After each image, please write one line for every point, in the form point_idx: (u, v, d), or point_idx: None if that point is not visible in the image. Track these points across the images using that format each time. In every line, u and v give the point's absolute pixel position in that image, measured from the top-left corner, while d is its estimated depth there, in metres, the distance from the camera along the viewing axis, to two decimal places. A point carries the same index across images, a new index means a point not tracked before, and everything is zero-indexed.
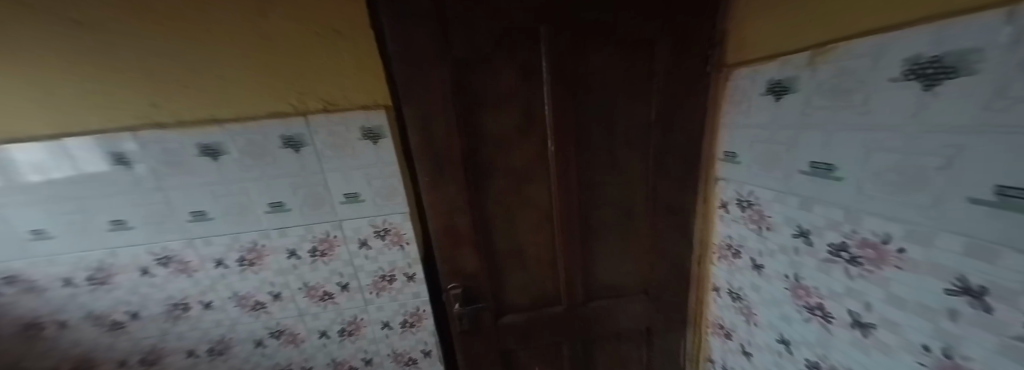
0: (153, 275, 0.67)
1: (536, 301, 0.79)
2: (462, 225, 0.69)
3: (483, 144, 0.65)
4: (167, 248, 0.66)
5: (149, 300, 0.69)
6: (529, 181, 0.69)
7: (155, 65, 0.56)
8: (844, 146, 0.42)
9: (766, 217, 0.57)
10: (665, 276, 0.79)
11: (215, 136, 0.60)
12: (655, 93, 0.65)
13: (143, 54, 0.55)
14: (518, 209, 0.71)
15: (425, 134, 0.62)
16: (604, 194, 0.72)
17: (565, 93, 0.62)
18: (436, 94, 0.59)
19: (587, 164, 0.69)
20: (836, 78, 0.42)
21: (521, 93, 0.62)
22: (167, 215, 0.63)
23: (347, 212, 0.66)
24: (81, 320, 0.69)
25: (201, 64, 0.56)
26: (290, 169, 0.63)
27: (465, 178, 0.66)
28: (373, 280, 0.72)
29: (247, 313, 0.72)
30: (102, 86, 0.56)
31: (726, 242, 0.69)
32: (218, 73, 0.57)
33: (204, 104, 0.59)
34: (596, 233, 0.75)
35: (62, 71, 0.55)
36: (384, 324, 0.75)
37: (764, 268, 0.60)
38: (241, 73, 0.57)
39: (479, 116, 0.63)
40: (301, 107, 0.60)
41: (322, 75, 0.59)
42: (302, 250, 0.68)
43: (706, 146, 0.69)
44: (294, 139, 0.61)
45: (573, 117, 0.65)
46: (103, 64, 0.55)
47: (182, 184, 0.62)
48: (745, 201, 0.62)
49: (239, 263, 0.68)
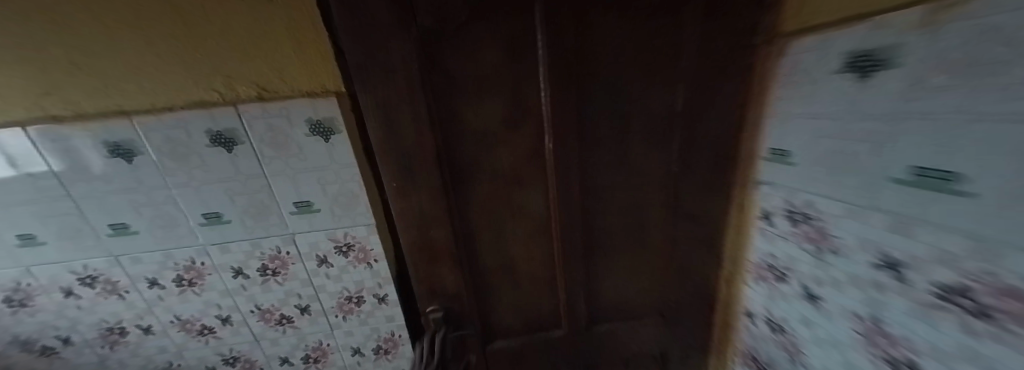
0: (78, 297, 0.57)
1: (531, 324, 0.67)
2: (439, 240, 0.56)
3: (463, 142, 0.52)
4: (90, 267, 0.55)
5: (79, 324, 0.59)
6: (523, 187, 0.56)
7: (36, 42, 0.43)
8: (962, 144, 0.26)
9: (830, 237, 0.43)
10: (681, 295, 0.67)
11: (126, 132, 0.48)
12: (683, 74, 0.50)
13: (17, 24, 0.42)
14: (508, 219, 0.58)
15: (388, 130, 0.48)
16: (615, 202, 0.59)
17: (564, 76, 0.48)
18: (396, 76, 0.45)
19: (594, 166, 0.55)
20: (936, 55, 0.27)
21: (508, 76, 0.48)
22: (82, 228, 0.52)
23: (299, 224, 0.55)
24: (4, 347, 0.60)
25: (93, 37, 0.43)
26: (223, 172, 0.51)
27: (442, 184, 0.53)
28: (337, 302, 0.61)
29: (193, 339, 0.62)
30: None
31: (767, 263, 0.56)
32: (118, 49, 0.44)
33: (110, 92, 0.46)
34: (604, 247, 0.62)
35: None
36: (354, 350, 0.65)
37: (825, 301, 0.47)
38: (151, 50, 0.45)
39: (456, 106, 0.50)
40: (229, 94, 0.47)
41: (252, 53, 0.46)
42: (250, 268, 0.57)
43: (743, 142, 0.54)
44: (224, 135, 0.48)
45: (576, 108, 0.50)
46: None
47: (94, 192, 0.51)
48: (799, 214, 0.48)
49: (176, 284, 0.57)
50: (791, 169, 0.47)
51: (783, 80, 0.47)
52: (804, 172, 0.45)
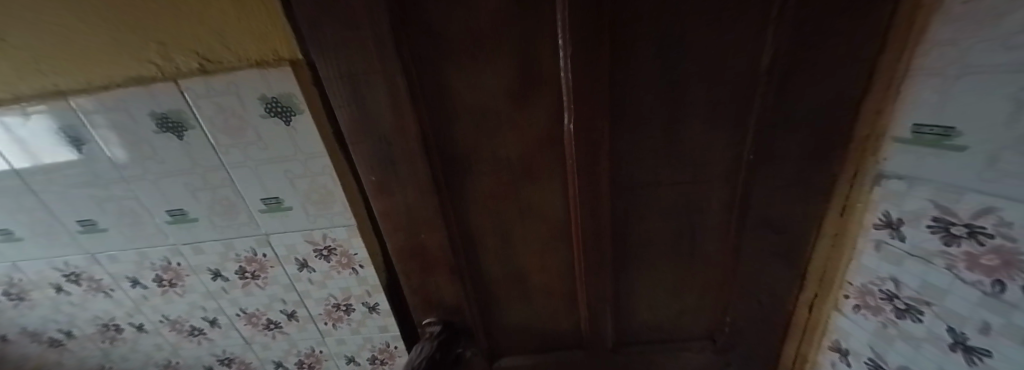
0: (69, 294, 0.55)
1: (545, 335, 0.58)
2: (433, 244, 0.47)
3: (454, 128, 0.39)
4: (71, 264, 0.52)
5: (76, 319, 0.58)
6: (534, 184, 0.43)
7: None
8: None
9: (1018, 267, 0.26)
10: (749, 319, 0.53)
11: (67, 116, 0.41)
12: (811, 17, 0.29)
13: None
14: (516, 220, 0.46)
15: (357, 114, 0.36)
16: (657, 202, 0.45)
17: (600, 32, 0.30)
18: (344, 40, 0.31)
19: (631, 158, 0.41)
20: None
21: (511, 34, 0.32)
22: (52, 224, 0.48)
23: (271, 224, 0.47)
24: (18, 336, 0.61)
25: None
26: (179, 163, 0.43)
27: (432, 181, 0.42)
28: (325, 310, 0.54)
29: (186, 339, 0.58)
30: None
31: (881, 289, 0.40)
32: (10, 11, 0.34)
33: (31, 68, 0.38)
34: (639, 256, 0.50)
35: None
36: (348, 358, 0.59)
37: (991, 358, 0.30)
38: (39, 10, 0.34)
39: (441, 81, 0.35)
40: (168, 68, 0.38)
41: (175, 9, 0.34)
42: (227, 270, 0.51)
43: (862, 117, 0.36)
44: (171, 118, 0.40)
45: (613, 79, 0.34)
46: None
47: (54, 186, 0.45)
48: (964, 228, 0.30)
49: (157, 284, 0.52)
50: (947, 158, 0.30)
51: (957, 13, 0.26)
52: (972, 163, 0.28)
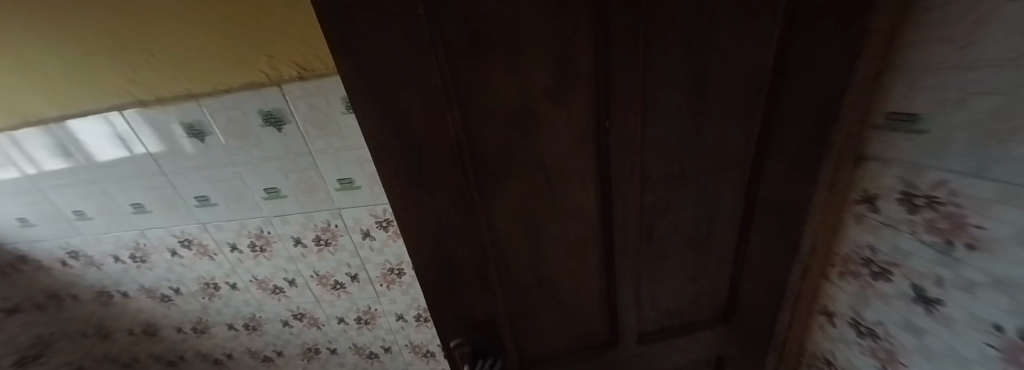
0: (181, 256, 0.68)
1: (573, 329, 0.62)
2: (462, 251, 0.47)
3: (491, 134, 0.37)
4: (185, 232, 0.65)
5: (183, 278, 0.71)
6: (567, 184, 0.44)
7: (102, 34, 0.46)
8: None
9: (968, 228, 0.32)
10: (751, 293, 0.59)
11: (195, 113, 0.52)
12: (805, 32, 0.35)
13: (83, 15, 0.45)
14: (545, 224, 0.47)
15: (395, 125, 0.34)
16: (677, 189, 0.47)
17: (639, 37, 0.32)
18: (384, 46, 0.28)
19: (656, 152, 0.43)
20: None
21: (557, 37, 0.31)
22: (175, 199, 0.61)
23: (344, 200, 0.58)
24: (136, 292, 0.75)
25: (148, 24, 0.45)
26: (278, 150, 0.54)
27: (468, 186, 0.41)
28: (381, 273, 0.65)
29: (269, 296, 0.71)
30: (63, 64, 0.50)
31: (861, 256, 0.46)
32: (170, 35, 0.46)
33: (176, 76, 0.50)
34: (658, 244, 0.53)
35: (28, 47, 0.48)
36: (397, 316, 0.70)
37: (944, 305, 0.37)
38: (192, 35, 0.46)
39: (482, 86, 0.33)
40: (275, 75, 0.49)
41: (286, 30, 0.45)
42: (306, 238, 0.63)
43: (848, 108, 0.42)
44: (274, 114, 0.51)
45: (648, 81, 0.36)
46: (57, 35, 0.47)
47: (180, 169, 0.58)
48: (924, 199, 0.36)
49: (251, 248, 0.65)
50: (917, 140, 0.36)
51: (924, 20, 0.31)
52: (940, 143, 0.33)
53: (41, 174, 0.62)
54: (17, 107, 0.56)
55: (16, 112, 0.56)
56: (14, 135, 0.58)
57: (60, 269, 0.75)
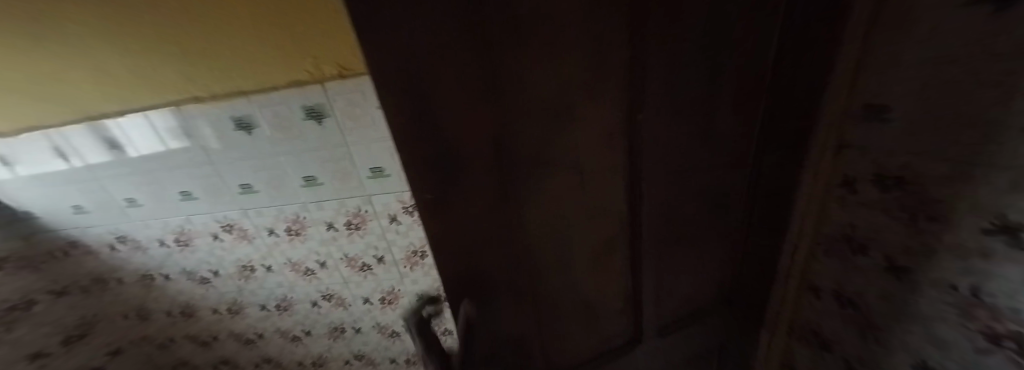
0: (222, 241, 0.75)
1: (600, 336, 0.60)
2: (492, 277, 0.43)
3: (527, 141, 0.30)
4: (227, 217, 0.71)
5: (223, 261, 0.78)
6: (599, 192, 0.39)
7: (156, 41, 0.51)
8: None
9: (930, 203, 0.37)
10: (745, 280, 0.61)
11: (245, 108, 0.59)
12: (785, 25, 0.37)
13: (145, 27, 0.50)
14: (579, 239, 0.44)
15: (427, 139, 0.26)
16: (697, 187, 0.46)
17: (691, 28, 0.29)
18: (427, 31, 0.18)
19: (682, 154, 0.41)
20: None
21: (621, 21, 0.25)
22: (220, 186, 0.67)
23: (375, 187, 0.64)
24: (177, 275, 0.82)
25: (206, 33, 0.50)
26: (317, 141, 0.60)
27: (496, 198, 0.34)
28: (405, 255, 0.71)
29: (301, 277, 0.77)
30: (126, 69, 0.55)
31: (841, 234, 0.51)
32: (225, 41, 0.51)
33: (227, 76, 0.56)
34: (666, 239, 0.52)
35: (92, 58, 0.53)
36: (419, 296, 0.76)
37: (912, 273, 0.42)
38: (246, 42, 0.51)
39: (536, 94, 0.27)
40: (318, 74, 0.55)
41: (329, 36, 0.50)
42: (338, 222, 0.69)
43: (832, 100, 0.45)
44: (315, 109, 0.57)
45: (684, 78, 0.33)
46: (120, 46, 0.51)
47: (227, 159, 0.64)
48: (893, 179, 0.41)
49: (287, 232, 0.71)
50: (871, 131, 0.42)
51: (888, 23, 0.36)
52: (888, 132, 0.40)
53: (100, 164, 0.69)
54: (81, 105, 0.62)
55: (79, 109, 0.62)
56: (80, 128, 0.65)
57: (108, 253, 0.81)
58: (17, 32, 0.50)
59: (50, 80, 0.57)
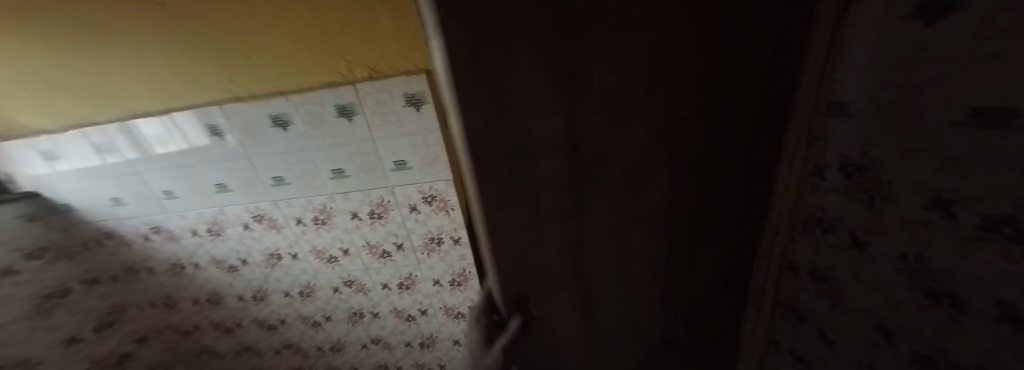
0: (252, 230, 0.81)
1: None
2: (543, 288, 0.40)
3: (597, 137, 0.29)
4: (259, 208, 0.77)
5: (252, 250, 0.84)
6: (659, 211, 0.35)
7: (218, 45, 0.59)
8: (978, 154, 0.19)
9: None
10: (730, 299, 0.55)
11: (281, 107, 0.65)
12: None
13: (208, 33, 0.57)
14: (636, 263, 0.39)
15: (494, 112, 0.25)
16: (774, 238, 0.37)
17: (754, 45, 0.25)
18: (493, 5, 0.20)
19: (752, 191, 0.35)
20: None
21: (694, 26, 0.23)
22: (254, 179, 0.73)
23: (398, 179, 0.70)
24: (207, 263, 0.88)
25: (259, 38, 0.58)
26: (346, 138, 0.67)
27: (554, 198, 0.33)
28: (423, 242, 0.77)
29: (324, 264, 0.83)
30: (181, 70, 0.62)
31: None
32: (275, 45, 0.58)
33: (269, 78, 0.62)
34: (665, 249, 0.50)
35: (158, 58, 0.61)
36: (434, 281, 0.83)
37: None
38: (292, 46, 0.58)
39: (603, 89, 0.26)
40: (351, 76, 0.61)
41: (365, 41, 0.57)
42: (362, 212, 0.75)
43: None
44: (347, 107, 0.64)
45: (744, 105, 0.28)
46: (185, 48, 0.59)
47: (263, 154, 0.70)
48: None
49: (314, 222, 0.77)
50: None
51: None
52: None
53: (141, 158, 0.74)
54: (128, 104, 0.67)
55: (125, 108, 0.68)
56: (118, 126, 0.70)
57: (141, 243, 0.85)
58: (103, 36, 0.58)
59: (111, 80, 0.64)
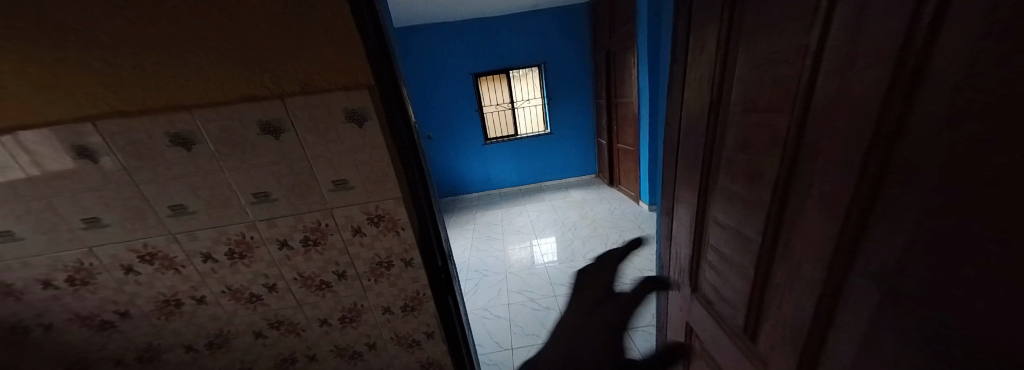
0: (138, 273, 0.65)
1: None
2: None
3: None
4: (148, 245, 0.63)
5: (136, 298, 0.68)
6: None
7: (98, 48, 0.49)
8: None
9: (737, 167, 0.49)
10: (847, 356, 0.36)
11: (185, 124, 0.55)
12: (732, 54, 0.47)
13: (94, 36, 0.48)
14: None
15: None
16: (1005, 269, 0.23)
17: None
18: None
19: None
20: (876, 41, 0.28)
21: None
22: (144, 209, 0.60)
23: (337, 200, 0.64)
24: (65, 323, 0.67)
25: (162, 44, 0.50)
26: (272, 157, 0.59)
27: None
28: (369, 268, 0.71)
29: (242, 306, 0.71)
30: (38, 76, 0.49)
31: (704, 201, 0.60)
32: (182, 54, 0.51)
33: (168, 89, 0.53)
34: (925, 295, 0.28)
35: (8, 64, 0.48)
36: (384, 309, 0.76)
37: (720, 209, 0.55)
38: (204, 55, 0.51)
39: None
40: (276, 89, 0.55)
41: (296, 53, 0.53)
42: (293, 240, 0.66)
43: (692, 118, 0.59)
44: (273, 124, 0.57)
45: None
46: (53, 51, 0.48)
47: (156, 181, 0.59)
48: (714, 164, 0.55)
49: (228, 257, 0.66)
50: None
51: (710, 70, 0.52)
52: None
53: None
54: None
55: None
56: None
57: None
58: None
59: None
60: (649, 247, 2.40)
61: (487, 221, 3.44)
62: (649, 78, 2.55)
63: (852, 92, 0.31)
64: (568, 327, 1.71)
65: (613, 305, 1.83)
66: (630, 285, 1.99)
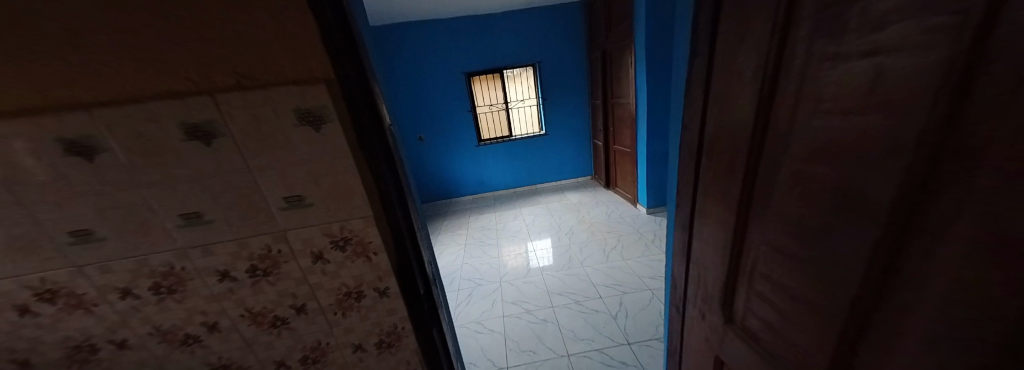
0: (35, 315, 0.52)
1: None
2: None
3: None
4: (46, 280, 0.50)
5: (37, 345, 0.54)
6: None
7: None
8: None
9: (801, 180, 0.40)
10: None
11: (83, 128, 0.42)
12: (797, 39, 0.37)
13: None
14: None
15: None
16: None
17: None
18: None
19: None
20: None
21: None
22: (35, 237, 0.47)
23: (290, 221, 0.52)
24: None
25: (42, 22, 0.38)
26: (203, 170, 0.47)
27: None
28: (335, 300, 0.59)
29: (178, 349, 0.58)
30: None
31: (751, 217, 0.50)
32: (70, 36, 0.38)
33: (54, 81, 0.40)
34: None
35: None
36: (355, 347, 0.64)
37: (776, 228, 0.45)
38: (104, 37, 0.39)
39: None
40: (206, 84, 0.43)
41: (231, 39, 0.42)
42: (237, 270, 0.53)
43: (733, 119, 0.49)
44: (202, 127, 0.45)
45: None
46: None
47: (50, 200, 0.45)
48: (766, 173, 0.45)
49: (155, 292, 0.53)
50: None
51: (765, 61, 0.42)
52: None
53: None
54: None
55: None
56: None
57: None
58: None
59: None
60: (647, 253, 2.33)
61: (480, 225, 3.32)
62: (648, 78, 2.48)
63: (1011, 82, 0.21)
64: (567, 341, 1.61)
65: (613, 316, 1.74)
66: (630, 293, 1.91)
